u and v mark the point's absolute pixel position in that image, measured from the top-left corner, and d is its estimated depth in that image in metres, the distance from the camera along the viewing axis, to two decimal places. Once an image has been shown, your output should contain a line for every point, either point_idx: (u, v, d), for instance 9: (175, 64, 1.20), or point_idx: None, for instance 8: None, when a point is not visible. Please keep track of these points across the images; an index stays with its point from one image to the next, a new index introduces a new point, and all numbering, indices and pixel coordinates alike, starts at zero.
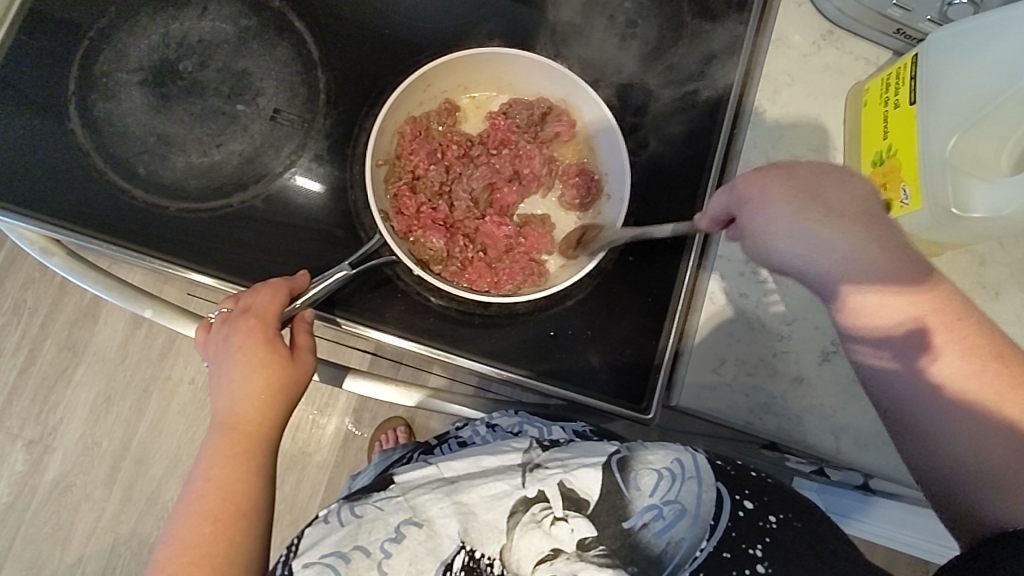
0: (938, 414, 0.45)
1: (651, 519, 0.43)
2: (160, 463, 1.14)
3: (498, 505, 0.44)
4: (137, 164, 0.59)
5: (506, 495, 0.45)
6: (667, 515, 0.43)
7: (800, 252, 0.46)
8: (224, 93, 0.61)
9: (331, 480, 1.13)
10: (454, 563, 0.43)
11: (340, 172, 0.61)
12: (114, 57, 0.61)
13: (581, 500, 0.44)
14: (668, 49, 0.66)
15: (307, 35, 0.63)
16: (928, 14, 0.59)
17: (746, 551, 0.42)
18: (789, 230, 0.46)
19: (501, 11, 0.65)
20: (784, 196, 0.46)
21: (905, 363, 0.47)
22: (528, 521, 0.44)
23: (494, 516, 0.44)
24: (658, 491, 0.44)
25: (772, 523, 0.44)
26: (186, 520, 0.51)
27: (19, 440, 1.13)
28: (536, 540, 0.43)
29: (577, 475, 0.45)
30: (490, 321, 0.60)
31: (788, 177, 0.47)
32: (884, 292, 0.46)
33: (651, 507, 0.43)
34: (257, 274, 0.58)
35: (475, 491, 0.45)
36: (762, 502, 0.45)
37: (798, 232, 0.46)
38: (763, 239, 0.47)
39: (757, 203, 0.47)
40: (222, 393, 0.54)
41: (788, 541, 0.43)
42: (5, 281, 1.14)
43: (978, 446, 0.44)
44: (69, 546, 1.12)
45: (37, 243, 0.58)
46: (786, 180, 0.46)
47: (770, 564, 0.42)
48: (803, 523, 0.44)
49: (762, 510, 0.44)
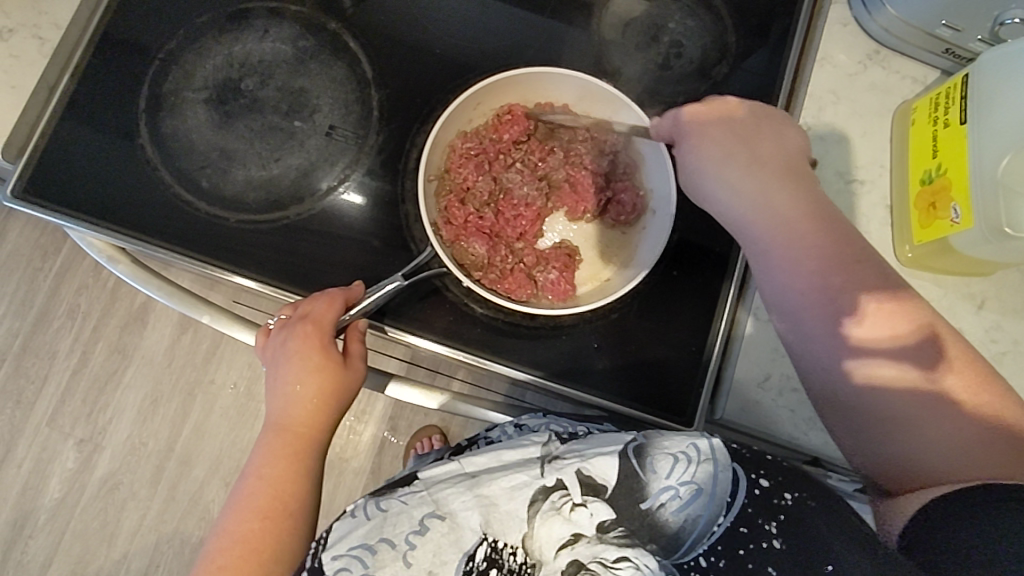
0: (907, 404, 0.47)
1: (668, 500, 0.43)
2: (203, 464, 1.17)
3: (518, 495, 0.46)
4: (200, 177, 0.62)
5: (526, 485, 0.46)
6: (683, 495, 0.43)
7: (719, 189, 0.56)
8: (283, 110, 0.64)
9: (367, 486, 1.15)
10: (476, 554, 0.44)
11: (390, 186, 0.63)
12: (181, 77, 0.64)
13: (599, 486, 0.45)
14: (711, 70, 0.67)
15: (361, 55, 0.65)
16: (978, 34, 0.58)
17: (762, 527, 0.42)
18: (713, 168, 0.56)
19: (548, 33, 0.67)
20: (722, 138, 0.56)
21: (905, 364, 0.48)
22: (548, 508, 0.45)
23: (515, 505, 0.45)
24: (675, 473, 0.44)
25: (786, 500, 0.43)
26: (237, 514, 0.53)
27: (71, 438, 1.18)
28: (556, 526, 0.44)
29: (594, 462, 0.46)
30: (535, 333, 0.61)
31: (731, 123, 0.57)
32: (883, 298, 0.50)
33: (667, 488, 0.44)
34: (312, 284, 0.60)
35: (497, 484, 0.46)
36: (776, 480, 0.44)
37: (713, 169, 0.56)
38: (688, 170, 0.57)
39: (698, 136, 0.57)
40: (277, 396, 0.56)
41: (803, 518, 0.41)
42: (62, 286, 1.19)
43: (936, 426, 0.46)
44: (115, 543, 1.16)
45: (105, 251, 0.62)
46: (727, 126, 0.57)
47: (785, 540, 0.41)
48: (819, 501, 0.42)
49: (778, 488, 0.43)
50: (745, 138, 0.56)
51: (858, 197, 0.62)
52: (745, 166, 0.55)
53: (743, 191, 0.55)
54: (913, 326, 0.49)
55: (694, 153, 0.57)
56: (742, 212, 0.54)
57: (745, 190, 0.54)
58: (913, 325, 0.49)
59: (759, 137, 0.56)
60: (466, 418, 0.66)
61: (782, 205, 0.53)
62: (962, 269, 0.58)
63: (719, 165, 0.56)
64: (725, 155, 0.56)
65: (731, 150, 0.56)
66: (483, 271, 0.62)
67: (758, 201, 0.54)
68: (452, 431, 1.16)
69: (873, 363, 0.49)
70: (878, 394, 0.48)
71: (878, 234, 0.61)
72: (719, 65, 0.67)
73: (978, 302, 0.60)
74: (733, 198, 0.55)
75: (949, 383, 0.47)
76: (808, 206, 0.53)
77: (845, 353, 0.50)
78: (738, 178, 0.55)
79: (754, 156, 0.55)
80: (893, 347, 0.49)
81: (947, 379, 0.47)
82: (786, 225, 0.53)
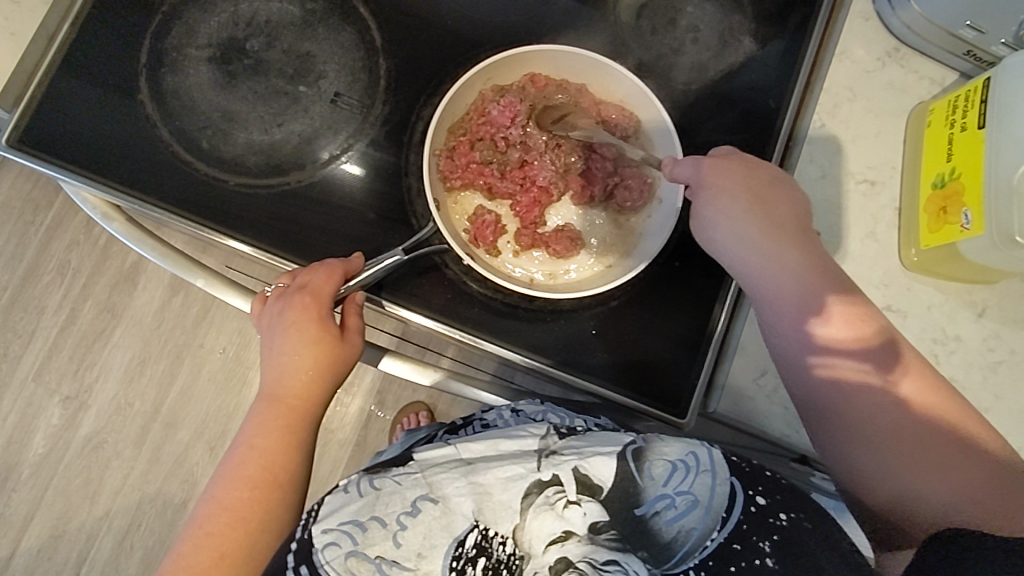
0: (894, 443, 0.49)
1: (663, 508, 0.46)
2: (189, 427, 1.17)
3: (512, 487, 0.47)
4: (200, 138, 0.61)
5: (521, 477, 0.47)
6: (679, 505, 0.46)
7: (729, 237, 0.55)
8: (288, 74, 0.62)
9: (352, 458, 1.15)
10: (465, 540, 0.46)
11: (394, 158, 0.62)
12: (184, 33, 0.62)
13: (595, 487, 0.47)
14: (728, 57, 0.66)
15: (370, 21, 0.63)
16: (1002, 37, 0.57)
17: (755, 545, 0.44)
18: (739, 224, 0.55)
19: (564, 10, 0.65)
20: (737, 189, 0.55)
21: (879, 378, 0.50)
22: (541, 504, 0.47)
23: (507, 497, 0.47)
24: (672, 481, 0.46)
25: (784, 520, 0.44)
26: (227, 482, 0.53)
27: (57, 395, 1.17)
28: (548, 522, 0.46)
29: (592, 462, 0.47)
30: (534, 316, 0.60)
31: (747, 173, 0.55)
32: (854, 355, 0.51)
33: (664, 497, 0.46)
34: (312, 253, 0.59)
35: (493, 473, 0.48)
36: (774, 499, 0.45)
37: (742, 223, 0.55)
38: (704, 220, 0.56)
39: (710, 185, 0.56)
40: (272, 365, 0.56)
41: (798, 539, 0.43)
42: (53, 241, 1.18)
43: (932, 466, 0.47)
44: (98, 500, 1.15)
45: (99, 207, 0.60)
46: (743, 175, 0.55)
47: (779, 560, 0.43)
48: (813, 523, 0.44)
49: (775, 507, 0.45)
50: (761, 193, 0.55)
51: (867, 198, 0.61)
52: (764, 229, 0.54)
53: (759, 240, 0.54)
54: (871, 342, 0.51)
55: (710, 202, 0.55)
56: (751, 261, 0.54)
57: (757, 241, 0.54)
58: (875, 345, 0.51)
59: (771, 191, 0.55)
60: (456, 396, 0.66)
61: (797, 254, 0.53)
62: (967, 277, 0.58)
63: (736, 215, 0.55)
64: (743, 208, 0.54)
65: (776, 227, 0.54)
66: (501, 251, 0.63)
67: (769, 246, 0.54)
68: (439, 408, 1.16)
69: (845, 371, 0.52)
70: (840, 399, 0.51)
71: (885, 235, 0.61)
72: (735, 53, 0.66)
73: (979, 310, 0.59)
74: (738, 243, 0.55)
75: (904, 387, 0.50)
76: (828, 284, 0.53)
77: (810, 355, 0.52)
78: (783, 245, 0.53)
79: (771, 214, 0.54)
80: (865, 357, 0.51)
81: (902, 384, 0.50)
82: (793, 274, 0.53)
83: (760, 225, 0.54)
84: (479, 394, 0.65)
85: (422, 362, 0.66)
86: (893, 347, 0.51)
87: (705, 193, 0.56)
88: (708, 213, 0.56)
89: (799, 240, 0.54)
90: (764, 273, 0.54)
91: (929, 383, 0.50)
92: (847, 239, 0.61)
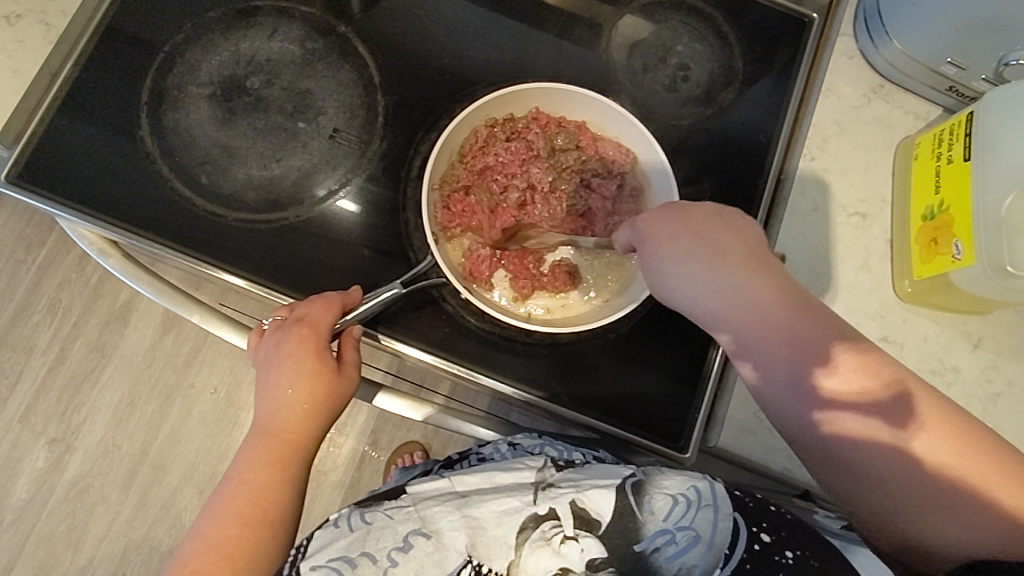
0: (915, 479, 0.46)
1: (663, 544, 0.45)
2: (178, 471, 1.14)
3: (506, 521, 0.46)
4: (199, 174, 0.61)
5: (516, 511, 0.47)
6: (679, 540, 0.45)
7: (687, 293, 0.51)
8: (288, 111, 0.63)
9: (344, 501, 1.12)
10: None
11: (392, 193, 0.62)
12: (186, 71, 0.63)
13: (593, 520, 0.46)
14: (719, 94, 0.68)
15: (369, 59, 0.65)
16: (983, 73, 0.59)
17: None
18: (682, 274, 0.51)
19: (558, 49, 0.67)
20: (676, 233, 0.52)
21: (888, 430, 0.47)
22: (537, 538, 0.46)
23: (503, 531, 0.46)
24: (672, 516, 0.45)
25: (788, 558, 0.44)
26: (216, 519, 0.52)
27: (42, 437, 1.14)
28: (544, 557, 0.45)
29: (590, 495, 0.47)
30: (531, 349, 0.60)
31: (681, 218, 0.52)
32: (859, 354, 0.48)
33: (664, 532, 0.45)
34: (310, 287, 0.59)
35: (487, 506, 0.47)
36: (779, 536, 0.45)
37: (682, 272, 0.51)
38: (657, 277, 0.52)
39: (653, 242, 0.52)
40: (266, 399, 0.55)
41: None
42: (44, 280, 1.17)
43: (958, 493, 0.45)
44: (82, 548, 1.12)
45: (95, 243, 0.60)
46: (678, 221, 0.52)
47: None
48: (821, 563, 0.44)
49: (779, 544, 0.45)
50: (699, 232, 0.52)
51: (859, 229, 0.62)
52: (709, 259, 0.50)
53: (718, 290, 0.50)
54: (886, 381, 0.47)
55: (653, 257, 0.52)
56: (715, 312, 0.50)
57: (725, 285, 0.50)
58: (888, 381, 0.47)
59: (712, 221, 0.52)
60: (452, 432, 0.65)
61: (762, 295, 0.50)
62: (960, 307, 0.58)
63: (682, 261, 0.51)
64: (686, 253, 0.51)
65: (733, 266, 0.50)
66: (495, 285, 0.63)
67: (747, 293, 0.49)
68: (434, 448, 1.15)
69: (840, 422, 0.48)
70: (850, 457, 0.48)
71: (878, 266, 0.62)
72: (726, 90, 0.68)
73: (975, 340, 0.60)
74: (699, 296, 0.50)
75: (917, 442, 0.46)
76: (794, 310, 0.49)
77: (813, 411, 0.49)
78: (744, 277, 0.50)
79: (716, 249, 0.51)
80: (872, 404, 0.47)
81: (915, 439, 0.46)
82: (753, 318, 0.49)
83: (709, 266, 0.50)
84: (476, 430, 0.65)
85: (418, 398, 0.65)
86: (905, 382, 0.47)
87: (651, 255, 0.52)
88: (657, 271, 0.52)
89: (757, 262, 0.50)
90: (725, 321, 0.50)
91: (951, 428, 0.46)
92: (840, 272, 0.61)
